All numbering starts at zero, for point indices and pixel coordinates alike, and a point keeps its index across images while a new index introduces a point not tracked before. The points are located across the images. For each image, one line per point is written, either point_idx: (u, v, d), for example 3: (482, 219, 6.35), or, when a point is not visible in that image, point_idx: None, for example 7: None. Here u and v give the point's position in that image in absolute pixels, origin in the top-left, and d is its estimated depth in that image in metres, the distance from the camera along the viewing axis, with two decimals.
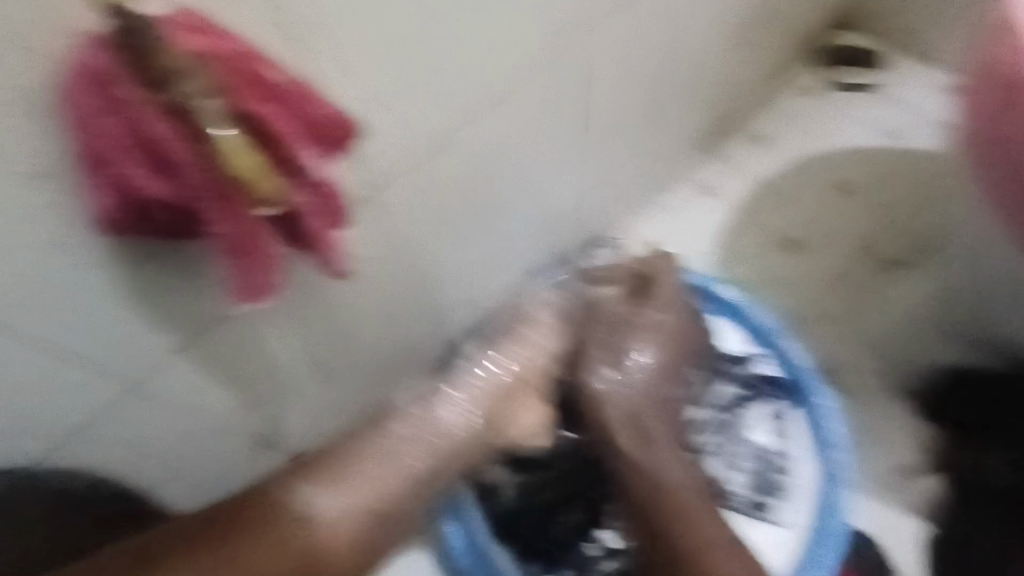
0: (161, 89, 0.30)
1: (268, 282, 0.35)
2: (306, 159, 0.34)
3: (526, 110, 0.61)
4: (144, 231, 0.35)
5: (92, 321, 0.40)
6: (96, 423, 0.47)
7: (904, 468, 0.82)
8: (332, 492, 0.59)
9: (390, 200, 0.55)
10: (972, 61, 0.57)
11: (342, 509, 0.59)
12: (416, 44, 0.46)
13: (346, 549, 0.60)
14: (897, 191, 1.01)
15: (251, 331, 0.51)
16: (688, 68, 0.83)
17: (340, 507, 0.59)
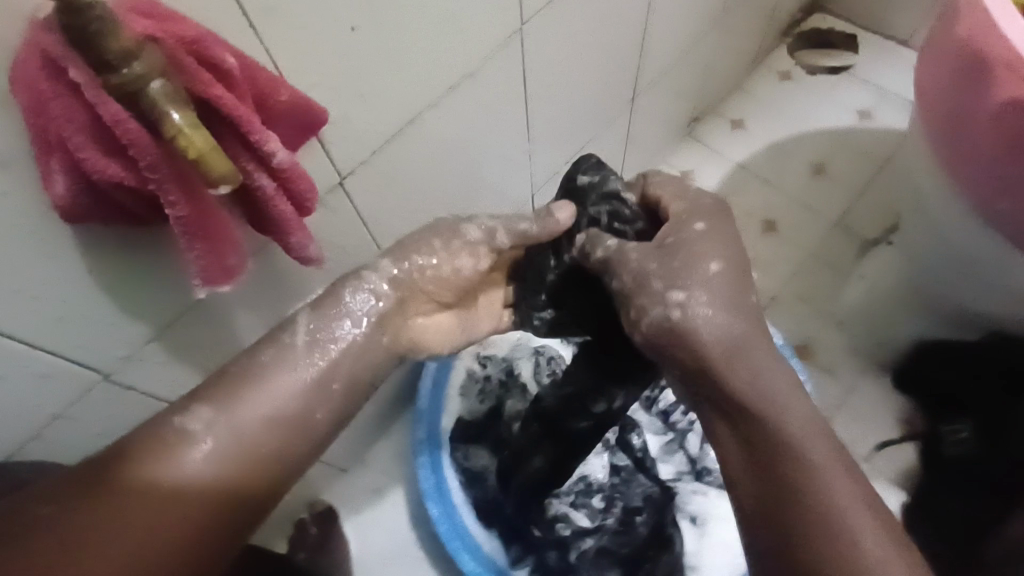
0: (107, 71, 0.25)
1: (235, 268, 0.34)
2: (270, 145, 0.33)
3: (501, 99, 0.60)
4: (99, 218, 0.31)
5: (56, 325, 0.38)
6: (65, 425, 0.45)
7: (875, 443, 0.86)
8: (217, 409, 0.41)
9: (359, 186, 0.52)
10: (930, 42, 0.58)
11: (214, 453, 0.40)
12: (385, 24, 0.43)
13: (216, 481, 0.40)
14: (869, 172, 1.03)
15: (224, 330, 0.49)
16: (662, 55, 0.83)
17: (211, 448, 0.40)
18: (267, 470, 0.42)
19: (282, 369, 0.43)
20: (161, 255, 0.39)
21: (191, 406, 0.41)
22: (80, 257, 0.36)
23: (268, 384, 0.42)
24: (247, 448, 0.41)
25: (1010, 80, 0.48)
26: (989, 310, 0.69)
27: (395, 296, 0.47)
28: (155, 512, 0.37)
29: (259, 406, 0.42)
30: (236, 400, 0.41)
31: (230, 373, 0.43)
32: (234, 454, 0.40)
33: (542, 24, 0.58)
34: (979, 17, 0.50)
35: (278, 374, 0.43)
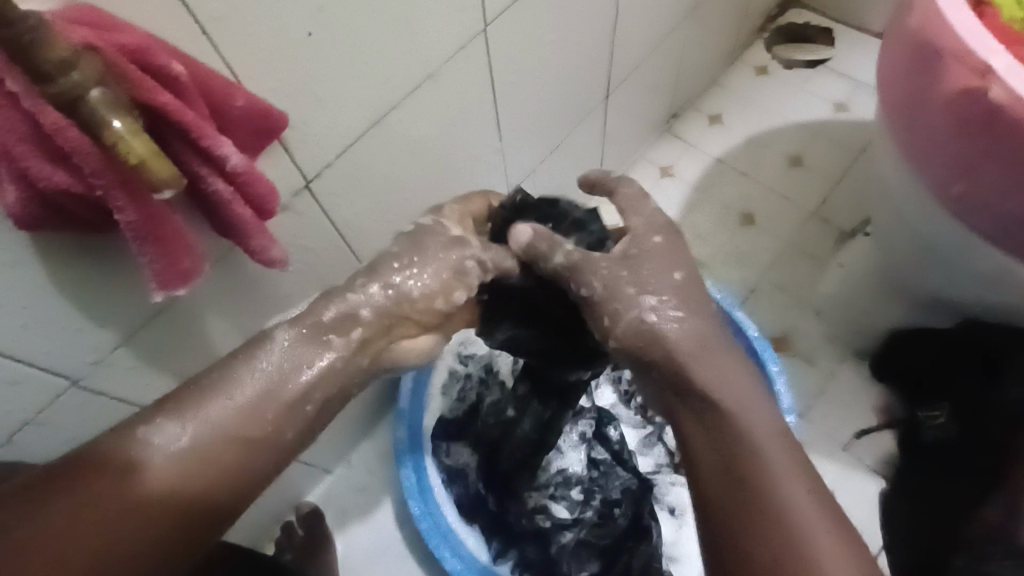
0: (43, 82, 0.25)
1: (191, 272, 0.34)
2: (221, 149, 0.33)
3: (467, 99, 0.61)
4: (49, 224, 0.32)
5: (19, 332, 0.39)
6: (35, 431, 0.46)
7: (853, 431, 0.87)
8: (180, 414, 0.40)
9: (326, 189, 0.52)
10: (888, 32, 0.59)
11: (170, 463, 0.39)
12: (340, 28, 0.43)
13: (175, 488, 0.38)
14: (844, 163, 1.04)
15: (195, 333, 0.50)
16: (634, 52, 0.84)
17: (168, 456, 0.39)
18: (226, 481, 0.40)
19: (249, 376, 0.42)
20: (123, 259, 0.40)
21: (157, 418, 0.39)
22: (39, 264, 0.36)
23: (235, 394, 0.41)
24: (206, 459, 0.39)
25: (960, 69, 0.49)
26: (955, 295, 0.70)
27: (378, 320, 0.46)
28: (109, 528, 0.36)
29: (224, 417, 0.40)
30: (200, 413, 0.40)
31: (195, 386, 0.41)
32: (195, 466, 0.39)
33: (506, 24, 0.58)
34: (928, 7, 0.51)
35: (247, 379, 0.42)
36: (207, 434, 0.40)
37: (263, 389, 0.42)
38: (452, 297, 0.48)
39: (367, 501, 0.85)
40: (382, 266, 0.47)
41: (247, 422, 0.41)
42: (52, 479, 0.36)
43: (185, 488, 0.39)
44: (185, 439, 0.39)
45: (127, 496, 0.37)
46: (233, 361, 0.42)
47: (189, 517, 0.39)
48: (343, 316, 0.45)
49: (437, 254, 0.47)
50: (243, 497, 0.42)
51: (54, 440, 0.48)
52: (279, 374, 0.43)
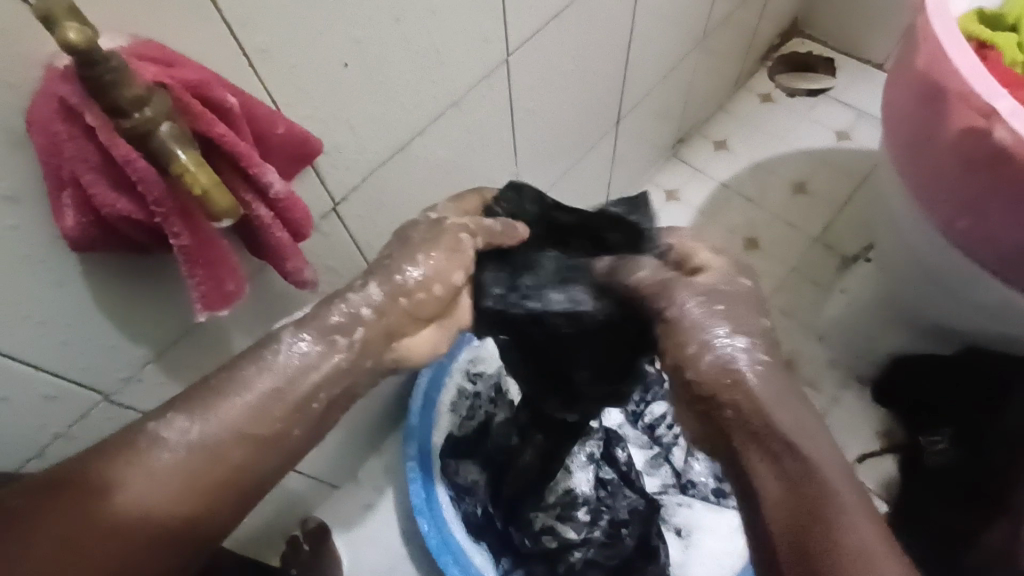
0: (119, 117, 0.27)
1: (232, 293, 0.36)
2: (268, 178, 0.35)
3: (487, 126, 0.63)
4: (104, 247, 0.33)
5: (60, 349, 0.40)
6: (66, 443, 0.47)
7: (856, 455, 0.88)
8: (189, 410, 0.37)
9: (352, 211, 0.54)
10: (894, 70, 0.62)
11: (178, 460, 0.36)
12: (375, 59, 0.45)
13: (184, 490, 0.36)
14: (846, 190, 1.07)
15: (221, 351, 0.51)
16: (645, 80, 0.87)
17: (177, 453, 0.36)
18: (235, 481, 0.38)
19: (260, 376, 0.39)
20: (162, 279, 0.41)
21: (167, 412, 0.37)
22: (85, 284, 0.38)
23: (245, 392, 0.38)
24: (216, 459, 0.37)
25: (966, 111, 0.51)
26: (957, 323, 0.72)
27: (381, 320, 0.43)
28: (111, 533, 0.34)
29: (232, 413, 0.37)
30: (209, 410, 0.37)
31: (209, 382, 0.39)
32: (199, 465, 0.36)
33: (527, 54, 0.60)
34: (933, 49, 0.53)
35: (256, 379, 0.39)
36: (220, 430, 0.37)
37: (275, 388, 0.39)
38: (452, 280, 0.45)
39: (373, 520, 0.86)
40: (382, 263, 0.44)
41: (254, 421, 0.38)
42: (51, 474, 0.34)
43: (185, 487, 0.36)
44: (192, 437, 0.37)
45: (141, 495, 0.35)
46: (240, 361, 0.39)
47: (190, 516, 0.36)
48: (348, 316, 0.42)
49: (427, 237, 0.45)
50: (244, 504, 0.39)
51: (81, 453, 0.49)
52: (288, 374, 0.39)
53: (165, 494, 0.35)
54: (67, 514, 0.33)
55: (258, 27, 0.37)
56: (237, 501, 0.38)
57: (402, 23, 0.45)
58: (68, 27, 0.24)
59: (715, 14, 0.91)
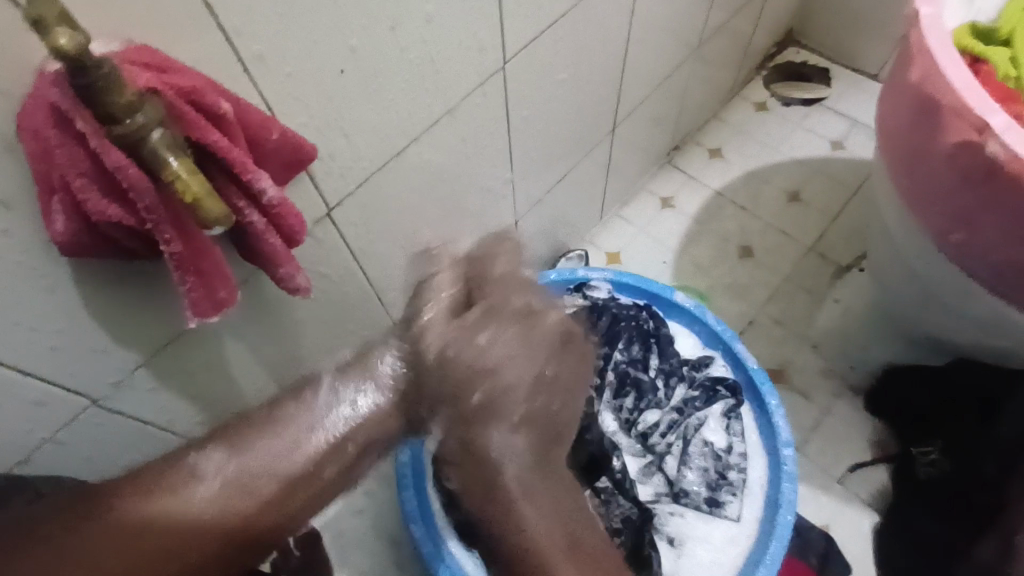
0: (110, 123, 0.27)
1: (225, 300, 0.36)
2: (261, 184, 0.35)
3: (482, 132, 0.62)
4: (95, 252, 0.33)
5: (47, 354, 0.39)
6: (54, 448, 0.46)
7: (848, 464, 0.88)
8: (229, 447, 0.48)
9: (347, 217, 0.54)
10: (889, 82, 0.62)
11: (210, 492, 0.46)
12: (371, 65, 0.45)
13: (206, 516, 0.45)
14: (840, 200, 1.07)
15: (211, 355, 0.51)
16: (640, 88, 0.87)
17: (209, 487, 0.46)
18: (245, 519, 0.46)
19: (302, 415, 0.52)
20: (153, 283, 0.41)
21: (208, 448, 0.48)
22: (74, 289, 0.37)
23: (282, 428, 0.51)
24: (243, 489, 0.47)
25: (959, 124, 0.52)
26: (949, 334, 0.72)
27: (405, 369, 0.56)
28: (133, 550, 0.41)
29: (266, 457, 0.49)
30: (249, 447, 0.49)
31: (254, 420, 0.51)
32: (235, 494, 0.46)
33: (523, 63, 0.60)
34: (927, 63, 0.54)
35: (296, 415, 0.52)
36: (274, 452, 0.50)
37: (309, 422, 0.52)
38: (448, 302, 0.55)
39: (365, 527, 0.85)
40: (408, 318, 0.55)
41: (285, 458, 0.49)
42: (85, 501, 0.42)
43: (218, 517, 0.45)
44: (222, 478, 0.47)
45: (178, 525, 0.44)
46: (285, 401, 0.53)
47: (229, 540, 0.45)
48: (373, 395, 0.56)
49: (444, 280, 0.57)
50: (248, 540, 0.46)
51: (70, 457, 0.48)
52: (317, 415, 0.53)
53: (205, 521, 0.45)
54: (97, 537, 0.41)
55: (253, 32, 0.36)
56: (244, 538, 0.46)
57: (398, 30, 0.45)
58: (60, 32, 0.23)
59: (711, 23, 0.92)
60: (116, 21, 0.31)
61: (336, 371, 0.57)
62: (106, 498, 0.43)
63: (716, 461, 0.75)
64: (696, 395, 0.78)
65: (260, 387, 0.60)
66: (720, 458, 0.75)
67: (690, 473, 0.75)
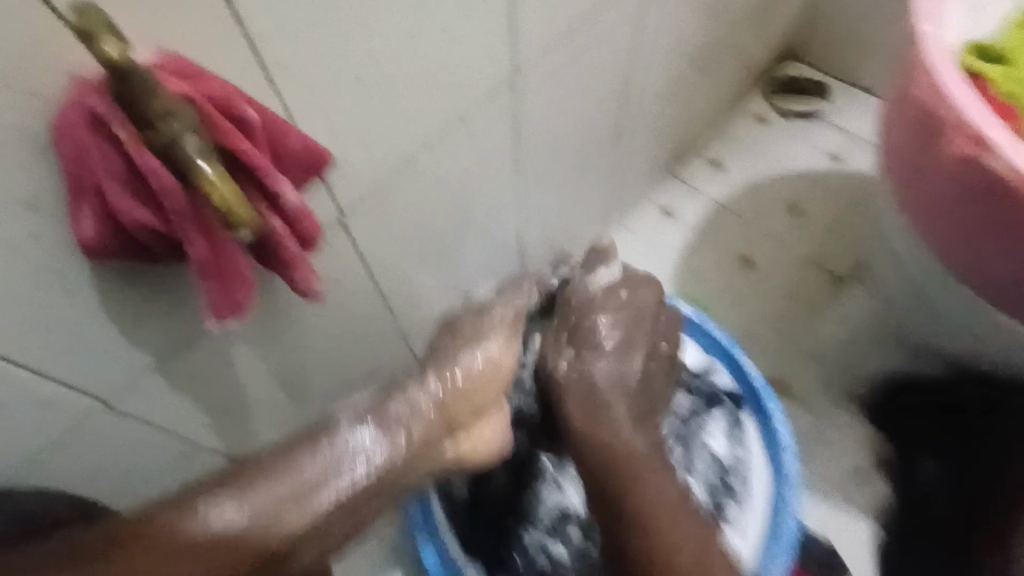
0: (145, 127, 0.28)
1: (244, 305, 0.36)
2: (283, 189, 0.35)
3: (491, 141, 0.63)
4: (118, 255, 0.34)
5: (63, 355, 0.40)
6: (62, 450, 0.46)
7: (849, 473, 0.88)
8: (241, 488, 0.43)
9: (358, 223, 0.54)
10: (890, 98, 0.63)
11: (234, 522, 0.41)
12: (387, 75, 0.46)
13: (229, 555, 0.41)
14: (839, 212, 1.08)
15: (221, 358, 0.51)
16: (644, 100, 0.88)
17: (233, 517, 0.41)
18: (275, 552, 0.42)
19: (313, 461, 0.45)
20: (169, 287, 0.41)
21: (219, 491, 0.42)
22: (93, 290, 0.38)
23: (295, 474, 0.44)
24: (266, 527, 0.42)
25: (958, 140, 0.53)
26: (947, 345, 0.73)
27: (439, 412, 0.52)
28: None
29: (283, 495, 0.43)
30: (259, 492, 0.43)
31: (265, 463, 0.45)
32: (255, 533, 0.42)
33: (532, 73, 0.61)
34: (928, 79, 0.55)
35: (310, 464, 0.45)
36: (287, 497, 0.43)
37: (309, 482, 0.44)
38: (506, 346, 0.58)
39: (366, 533, 0.85)
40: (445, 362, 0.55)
41: (301, 504, 0.43)
42: (101, 540, 0.39)
43: (238, 551, 0.41)
44: (243, 517, 0.41)
45: (194, 556, 0.39)
46: (298, 447, 0.46)
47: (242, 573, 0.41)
48: (407, 410, 0.51)
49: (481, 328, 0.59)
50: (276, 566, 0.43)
51: (76, 461, 0.48)
52: (342, 463, 0.46)
53: (219, 554, 0.40)
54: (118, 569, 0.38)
55: (277, 39, 0.37)
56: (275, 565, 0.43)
57: (414, 40, 0.46)
58: None
59: (713, 37, 0.93)
60: (146, 29, 0.31)
61: (356, 414, 0.50)
62: (120, 538, 0.39)
63: (720, 470, 0.76)
64: (698, 404, 0.79)
65: (267, 391, 0.60)
66: (723, 466, 0.76)
67: (695, 482, 0.76)
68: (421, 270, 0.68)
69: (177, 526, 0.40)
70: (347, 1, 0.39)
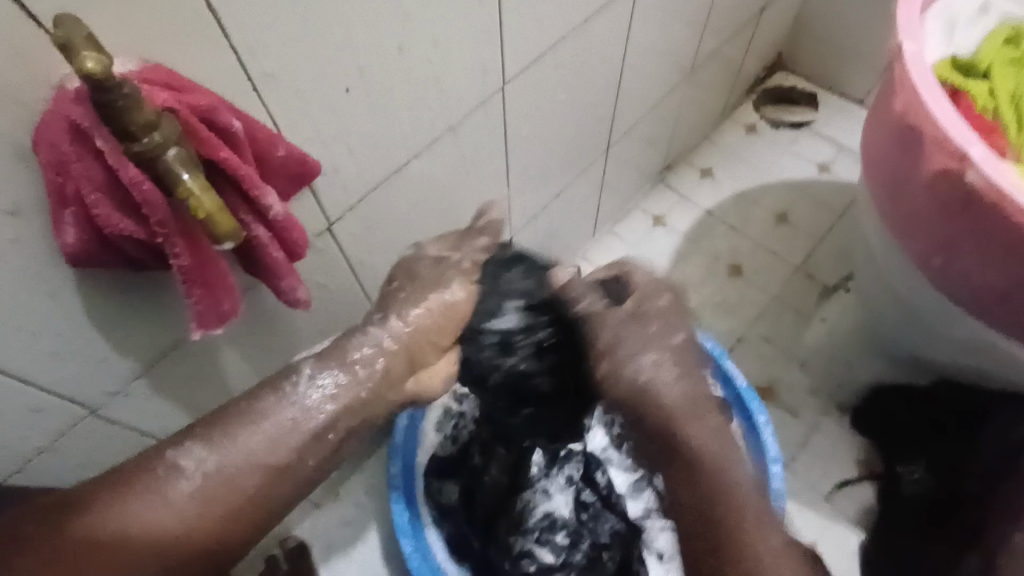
0: (127, 140, 0.28)
1: (229, 312, 0.36)
2: (268, 199, 0.35)
3: (481, 150, 0.64)
4: (103, 263, 0.34)
5: (47, 361, 0.40)
6: (50, 456, 0.47)
7: (835, 481, 0.87)
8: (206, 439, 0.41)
9: (347, 230, 0.55)
10: (873, 111, 0.64)
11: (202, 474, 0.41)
12: (375, 86, 0.46)
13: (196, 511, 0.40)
14: (827, 221, 1.09)
15: (209, 364, 0.52)
16: (634, 109, 0.89)
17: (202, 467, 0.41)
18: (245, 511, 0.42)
19: (279, 408, 0.43)
20: (156, 294, 0.42)
21: (187, 441, 0.41)
22: (78, 297, 0.38)
23: (262, 421, 0.42)
24: (230, 486, 0.41)
25: (940, 154, 0.54)
26: (930, 355, 0.74)
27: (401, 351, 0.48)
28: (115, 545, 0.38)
29: (250, 445, 0.42)
30: (225, 441, 0.41)
31: (228, 411, 0.43)
32: (219, 489, 0.41)
33: (522, 83, 0.62)
34: (911, 94, 0.56)
35: (274, 410, 0.43)
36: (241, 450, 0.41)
37: (278, 431, 0.42)
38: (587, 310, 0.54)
39: (353, 539, 0.85)
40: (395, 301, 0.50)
41: (271, 451, 0.42)
42: (63, 506, 0.38)
43: (203, 514, 0.41)
44: (210, 465, 0.41)
45: (157, 526, 0.39)
46: (260, 391, 0.43)
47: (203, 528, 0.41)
48: (370, 351, 0.47)
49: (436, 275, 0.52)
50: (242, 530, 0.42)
51: (63, 466, 0.48)
52: (305, 410, 0.44)
53: (184, 510, 0.40)
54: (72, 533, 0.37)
55: (264, 52, 0.38)
56: (245, 530, 0.42)
57: (401, 51, 0.46)
58: (86, 55, 0.25)
59: (703, 48, 0.94)
60: (132, 42, 0.32)
61: (315, 359, 0.46)
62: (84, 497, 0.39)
63: None
64: None
65: None
66: None
67: None
68: (410, 276, 0.68)
69: (130, 500, 0.39)
70: (335, 14, 0.39)
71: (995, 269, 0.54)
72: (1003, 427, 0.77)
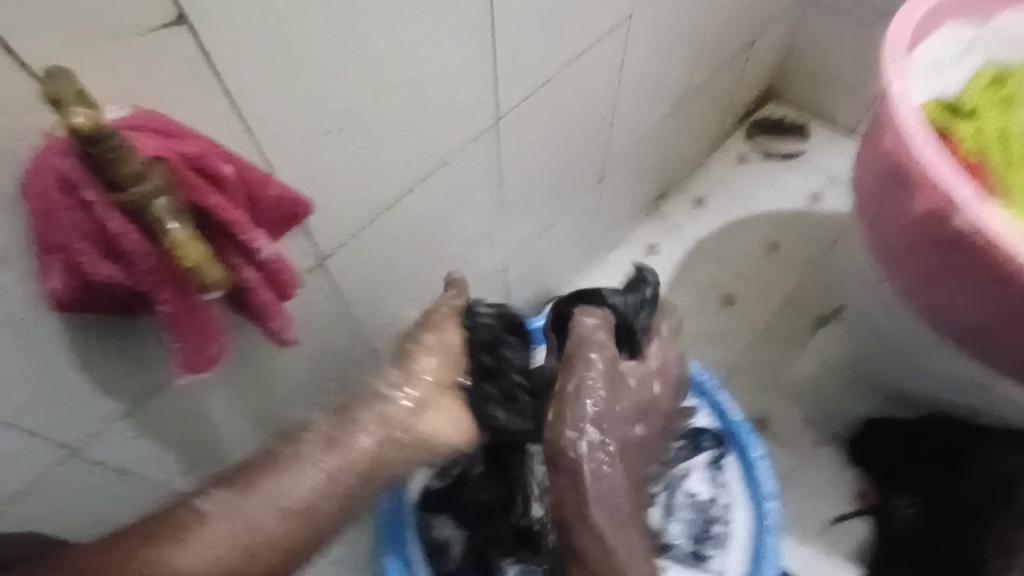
0: (116, 192, 0.28)
1: (215, 356, 0.36)
2: (256, 242, 0.35)
3: (473, 185, 0.64)
4: (89, 309, 0.34)
5: (26, 405, 0.39)
6: (29, 500, 0.45)
7: (830, 516, 0.88)
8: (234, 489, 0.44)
9: (337, 266, 0.54)
10: (862, 147, 0.65)
11: (223, 512, 0.43)
12: (366, 125, 0.46)
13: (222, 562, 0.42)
14: (818, 251, 1.10)
15: (194, 402, 0.51)
16: (627, 140, 0.89)
17: (222, 505, 0.43)
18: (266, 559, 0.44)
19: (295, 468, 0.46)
20: (139, 334, 0.41)
21: (211, 488, 0.44)
22: (61, 339, 0.37)
23: (285, 476, 0.45)
24: (253, 531, 0.43)
25: (926, 195, 0.54)
26: (922, 391, 0.74)
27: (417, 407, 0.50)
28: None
29: (275, 496, 0.44)
30: (247, 491, 0.44)
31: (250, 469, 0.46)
32: (240, 538, 0.43)
33: (514, 119, 0.62)
34: (898, 134, 0.56)
35: (296, 473, 0.45)
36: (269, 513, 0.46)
37: (304, 484, 0.45)
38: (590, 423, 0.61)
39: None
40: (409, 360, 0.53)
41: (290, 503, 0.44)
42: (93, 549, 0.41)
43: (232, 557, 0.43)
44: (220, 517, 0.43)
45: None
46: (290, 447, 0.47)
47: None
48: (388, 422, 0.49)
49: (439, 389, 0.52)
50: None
51: (43, 510, 0.47)
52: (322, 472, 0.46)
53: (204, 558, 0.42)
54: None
55: (254, 95, 0.38)
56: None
57: (393, 90, 0.46)
58: (77, 112, 0.25)
59: (694, 80, 0.95)
60: (121, 91, 0.32)
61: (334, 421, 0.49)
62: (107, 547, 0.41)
63: (699, 513, 0.75)
64: (680, 445, 0.78)
65: (242, 433, 0.59)
66: (702, 508, 0.75)
67: (674, 525, 0.74)
68: (403, 308, 0.68)
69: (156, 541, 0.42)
70: (326, 56, 0.40)
71: (986, 309, 0.54)
72: (995, 466, 0.73)
